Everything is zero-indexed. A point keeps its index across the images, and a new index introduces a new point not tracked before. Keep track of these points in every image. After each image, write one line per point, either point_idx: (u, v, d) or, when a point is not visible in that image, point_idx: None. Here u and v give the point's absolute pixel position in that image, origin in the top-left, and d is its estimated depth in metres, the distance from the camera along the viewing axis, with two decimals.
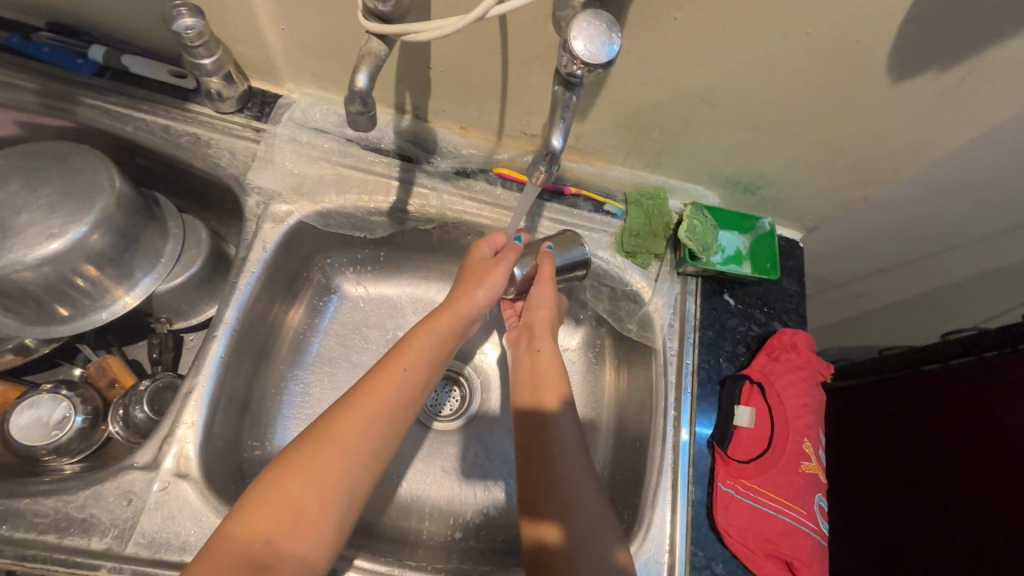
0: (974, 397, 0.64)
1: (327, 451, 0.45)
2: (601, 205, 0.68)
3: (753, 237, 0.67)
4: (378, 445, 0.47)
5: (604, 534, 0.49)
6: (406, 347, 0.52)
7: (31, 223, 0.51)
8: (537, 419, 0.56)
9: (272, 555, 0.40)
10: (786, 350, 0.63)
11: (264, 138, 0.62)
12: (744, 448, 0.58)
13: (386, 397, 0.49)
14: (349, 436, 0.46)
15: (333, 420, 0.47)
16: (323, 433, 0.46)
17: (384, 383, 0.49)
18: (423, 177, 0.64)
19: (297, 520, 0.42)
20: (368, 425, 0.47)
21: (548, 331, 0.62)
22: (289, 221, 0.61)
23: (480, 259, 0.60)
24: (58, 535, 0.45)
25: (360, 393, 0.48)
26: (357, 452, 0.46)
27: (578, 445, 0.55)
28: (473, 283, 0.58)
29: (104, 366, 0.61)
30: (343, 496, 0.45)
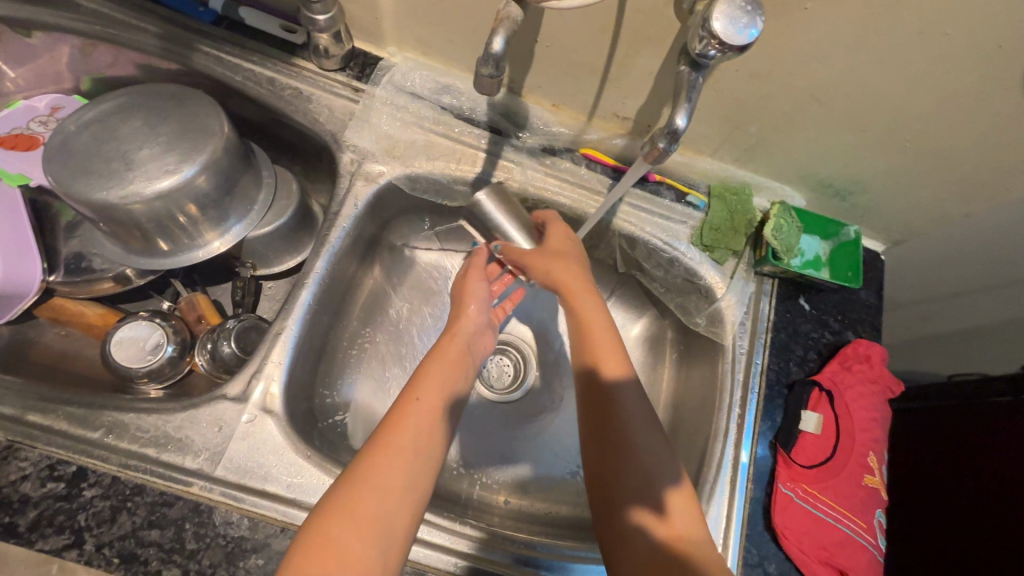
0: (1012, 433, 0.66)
1: (362, 490, 0.44)
2: (683, 195, 0.67)
3: (835, 243, 0.66)
4: (409, 481, 0.46)
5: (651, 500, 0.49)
6: (419, 382, 0.53)
7: (150, 158, 0.54)
8: (602, 396, 0.54)
9: None
10: (859, 361, 0.62)
11: (362, 98, 0.64)
12: (807, 453, 0.58)
13: (407, 434, 0.49)
14: (382, 477, 0.45)
15: (365, 461, 0.46)
16: (357, 475, 0.45)
17: (405, 422, 0.49)
18: (509, 151, 0.65)
19: (344, 567, 0.40)
20: (396, 464, 0.46)
21: (582, 284, 0.60)
22: (380, 181, 0.63)
23: (465, 279, 0.65)
24: (158, 450, 0.48)
25: (383, 433, 0.49)
26: (391, 492, 0.45)
27: (648, 415, 0.53)
28: (460, 301, 0.63)
29: (194, 302, 0.65)
30: (387, 534, 0.43)
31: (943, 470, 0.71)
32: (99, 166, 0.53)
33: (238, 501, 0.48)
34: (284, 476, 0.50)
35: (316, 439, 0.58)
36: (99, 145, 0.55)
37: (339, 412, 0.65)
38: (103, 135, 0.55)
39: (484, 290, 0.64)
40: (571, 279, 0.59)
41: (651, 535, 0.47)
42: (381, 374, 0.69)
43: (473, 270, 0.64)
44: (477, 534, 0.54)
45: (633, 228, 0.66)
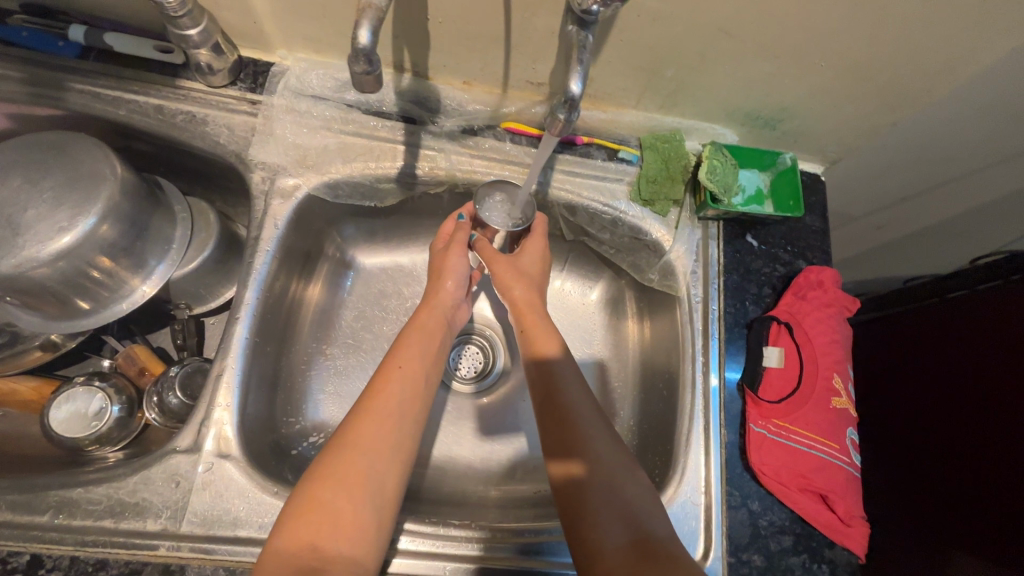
0: (970, 333, 0.67)
1: (352, 454, 0.46)
2: (614, 152, 0.65)
3: (773, 174, 0.65)
4: (395, 442, 0.48)
5: (627, 480, 0.49)
6: (398, 350, 0.54)
7: (39, 218, 0.50)
8: (548, 378, 0.56)
9: (322, 558, 0.41)
10: (813, 288, 0.62)
11: (261, 110, 0.59)
12: (774, 388, 0.58)
13: (393, 397, 0.50)
14: (369, 439, 0.47)
15: (352, 426, 0.48)
16: (346, 440, 0.47)
17: (391, 385, 0.50)
18: (428, 138, 0.62)
19: (336, 524, 0.42)
20: (382, 427, 0.48)
21: (537, 301, 0.61)
22: (297, 195, 0.59)
23: (437, 252, 0.62)
24: (115, 519, 0.46)
25: (371, 397, 0.50)
26: (379, 451, 0.47)
27: (589, 399, 0.55)
28: (438, 277, 0.60)
29: (132, 355, 0.61)
30: (376, 492, 0.45)
31: (928, 386, 0.70)
32: None
33: (210, 553, 0.46)
34: (253, 518, 0.48)
35: (284, 470, 0.56)
36: None
37: (307, 438, 0.63)
38: None
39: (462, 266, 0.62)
40: (527, 301, 0.60)
41: (625, 526, 0.46)
42: (345, 390, 0.67)
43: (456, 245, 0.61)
44: (462, 535, 0.53)
45: (570, 196, 0.64)
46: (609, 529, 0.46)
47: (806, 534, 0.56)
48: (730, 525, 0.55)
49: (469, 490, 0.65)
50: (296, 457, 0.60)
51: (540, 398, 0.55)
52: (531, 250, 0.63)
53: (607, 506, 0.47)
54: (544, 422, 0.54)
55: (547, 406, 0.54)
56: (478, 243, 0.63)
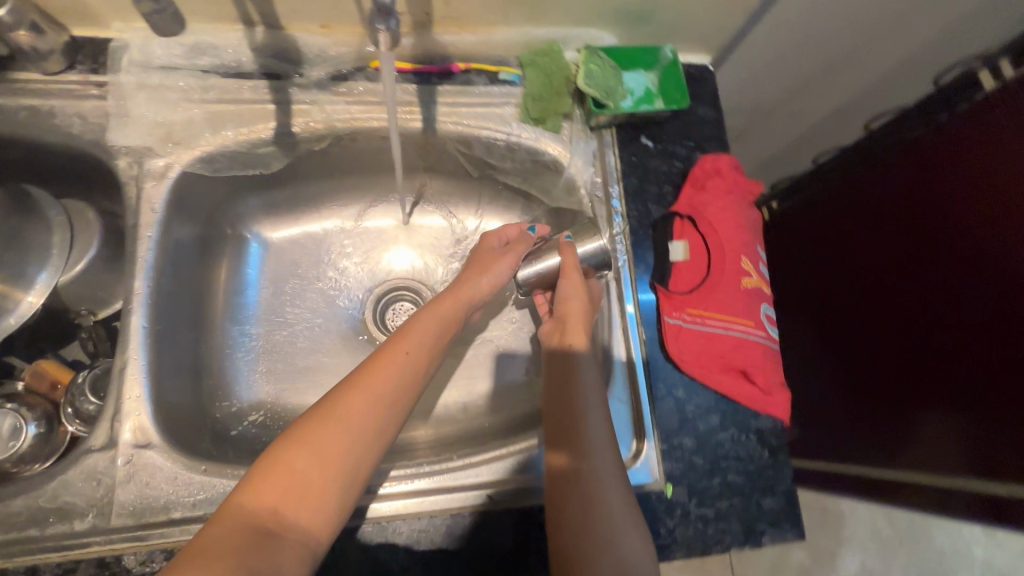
0: (924, 196, 0.69)
1: (332, 426, 0.44)
2: (495, 75, 0.64)
3: (659, 70, 0.64)
4: (374, 434, 0.46)
5: (613, 488, 0.47)
6: (401, 340, 0.51)
7: None
8: (564, 382, 0.54)
9: (280, 524, 0.40)
10: (710, 177, 0.63)
11: (111, 91, 0.56)
12: (684, 280, 0.60)
13: (386, 380, 0.48)
14: (348, 416, 0.45)
15: (339, 397, 0.46)
16: (326, 410, 0.45)
17: (385, 370, 0.48)
18: (298, 92, 0.59)
19: (301, 492, 0.41)
20: (369, 409, 0.46)
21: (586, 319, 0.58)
22: (171, 175, 0.57)
23: (487, 251, 0.63)
24: (40, 527, 0.46)
25: (365, 373, 0.48)
26: (360, 430, 0.45)
27: (606, 415, 0.52)
28: (480, 273, 0.59)
29: (39, 371, 0.60)
30: (347, 470, 0.44)
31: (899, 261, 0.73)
32: None
33: (143, 539, 0.46)
34: (183, 499, 0.48)
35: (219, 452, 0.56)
36: None
37: (244, 419, 0.63)
38: None
39: (509, 270, 0.61)
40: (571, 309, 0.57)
41: (607, 551, 0.44)
42: (276, 366, 0.66)
43: (515, 251, 0.61)
44: (402, 473, 0.53)
45: (459, 128, 0.63)
46: (593, 556, 0.44)
47: (731, 410, 0.58)
48: (660, 415, 0.57)
49: (418, 436, 0.66)
50: (235, 438, 0.60)
51: (552, 398, 0.53)
52: (594, 289, 0.61)
53: (581, 498, 0.47)
54: (553, 410, 0.52)
55: (555, 393, 0.53)
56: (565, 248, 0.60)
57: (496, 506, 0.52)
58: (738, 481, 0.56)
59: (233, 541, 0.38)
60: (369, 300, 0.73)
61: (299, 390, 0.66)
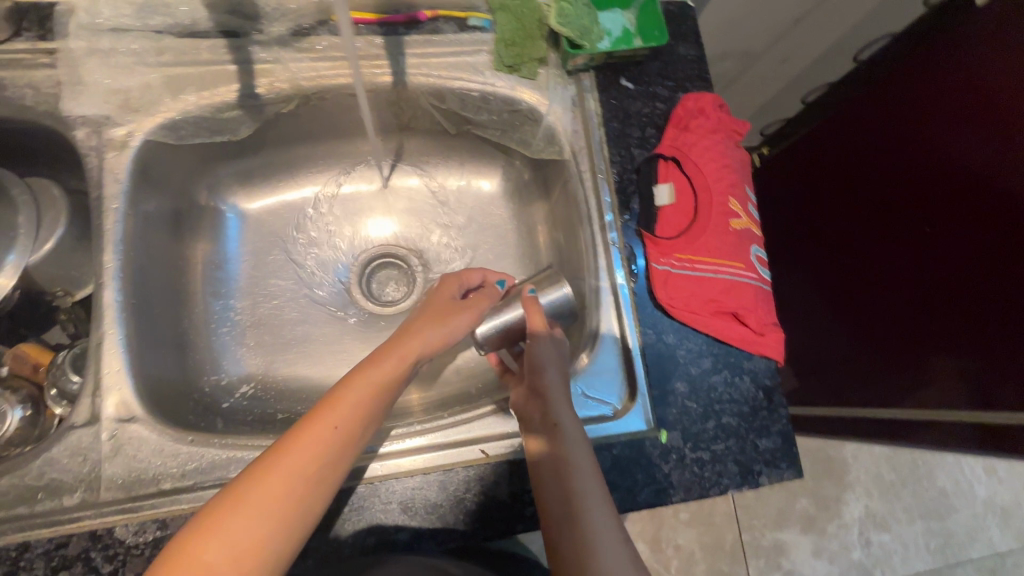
0: (926, 133, 0.68)
1: (240, 517, 0.37)
2: (465, 22, 0.61)
3: (637, 10, 0.60)
4: (293, 522, 0.39)
5: (589, 508, 0.44)
6: (332, 403, 0.44)
7: None
8: (548, 466, 0.47)
9: None
10: (694, 117, 0.61)
11: (61, 59, 0.53)
12: (671, 224, 0.58)
13: (310, 460, 0.40)
14: (264, 501, 0.38)
15: (253, 478, 0.39)
16: (237, 496, 0.38)
17: (310, 441, 0.41)
18: (259, 50, 0.57)
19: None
20: (289, 491, 0.39)
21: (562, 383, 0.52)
22: (133, 143, 0.55)
23: (443, 298, 0.55)
24: (30, 505, 0.45)
25: (287, 449, 0.40)
26: (277, 516, 0.38)
27: (602, 501, 0.45)
28: (432, 325, 0.52)
29: (19, 354, 0.58)
30: (261, 564, 0.37)
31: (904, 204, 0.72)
32: None
33: (134, 510, 0.46)
34: (173, 469, 0.48)
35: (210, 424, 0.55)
36: None
37: (234, 392, 0.62)
38: None
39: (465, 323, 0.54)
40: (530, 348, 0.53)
41: None
42: (262, 339, 0.65)
43: (475, 304, 0.55)
44: (391, 434, 0.53)
45: (431, 81, 0.60)
46: None
47: (724, 353, 0.57)
48: (652, 362, 0.56)
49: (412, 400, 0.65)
50: (226, 410, 0.60)
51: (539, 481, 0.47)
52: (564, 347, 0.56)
53: (558, 524, 0.44)
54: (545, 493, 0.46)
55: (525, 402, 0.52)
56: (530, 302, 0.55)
57: (490, 460, 0.52)
58: (734, 423, 0.55)
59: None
60: (353, 267, 0.71)
61: (287, 361, 0.65)
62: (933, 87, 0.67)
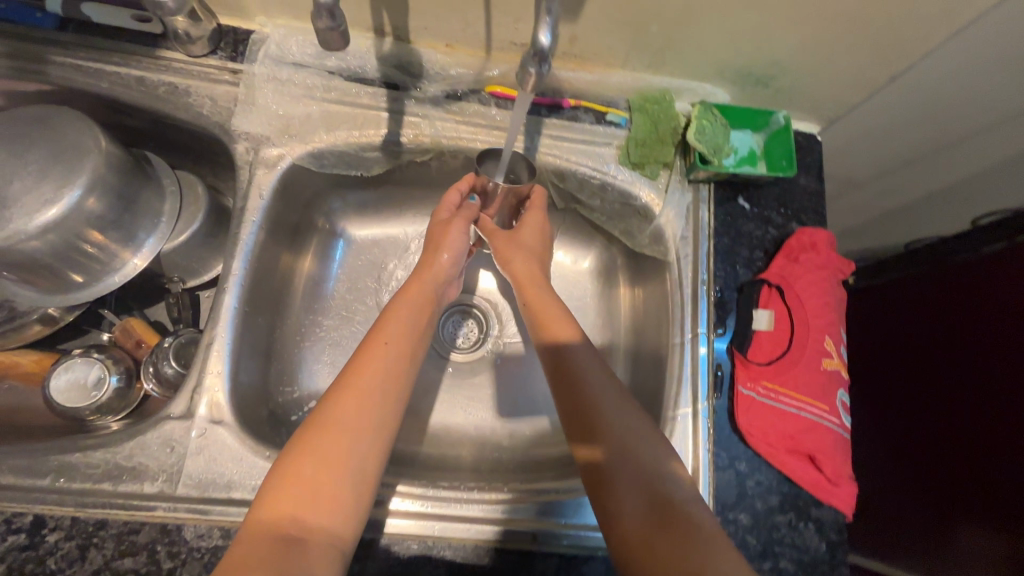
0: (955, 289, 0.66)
1: (332, 427, 0.45)
2: (603, 115, 0.64)
3: (767, 134, 0.63)
4: (377, 419, 0.47)
5: (639, 442, 0.49)
6: (383, 327, 0.53)
7: (24, 190, 0.50)
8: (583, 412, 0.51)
9: (301, 531, 0.40)
10: (805, 250, 0.61)
11: (243, 80, 0.59)
12: (763, 351, 0.58)
13: (373, 374, 0.49)
14: (347, 416, 0.46)
15: (331, 401, 0.47)
16: (319, 419, 0.45)
17: (372, 363, 0.49)
18: (412, 105, 0.61)
19: (317, 495, 0.42)
20: (366, 400, 0.47)
21: (537, 275, 0.62)
22: (282, 165, 0.59)
23: (437, 225, 0.62)
24: (113, 483, 0.48)
25: (351, 374, 0.48)
26: (361, 427, 0.46)
27: (640, 423, 0.50)
28: (435, 251, 0.60)
29: (128, 328, 0.62)
30: (356, 464, 0.44)
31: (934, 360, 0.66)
32: None
33: (205, 513, 0.48)
34: (246, 481, 0.49)
35: (281, 439, 0.57)
36: None
37: (303, 407, 0.64)
38: None
39: (461, 243, 0.62)
40: (539, 293, 0.61)
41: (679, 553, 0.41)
42: (341, 360, 0.68)
43: (462, 216, 0.62)
44: (450, 495, 0.54)
45: (558, 162, 0.63)
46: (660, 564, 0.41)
47: (792, 493, 0.56)
48: (718, 485, 0.56)
49: (465, 456, 0.66)
50: (293, 424, 0.62)
51: (574, 422, 0.52)
52: (531, 225, 0.65)
53: (622, 473, 0.47)
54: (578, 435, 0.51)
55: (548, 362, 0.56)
56: (483, 220, 0.66)
57: (539, 545, 0.52)
58: (791, 570, 0.54)
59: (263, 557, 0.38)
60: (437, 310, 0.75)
61: None
62: (947, 257, 0.69)
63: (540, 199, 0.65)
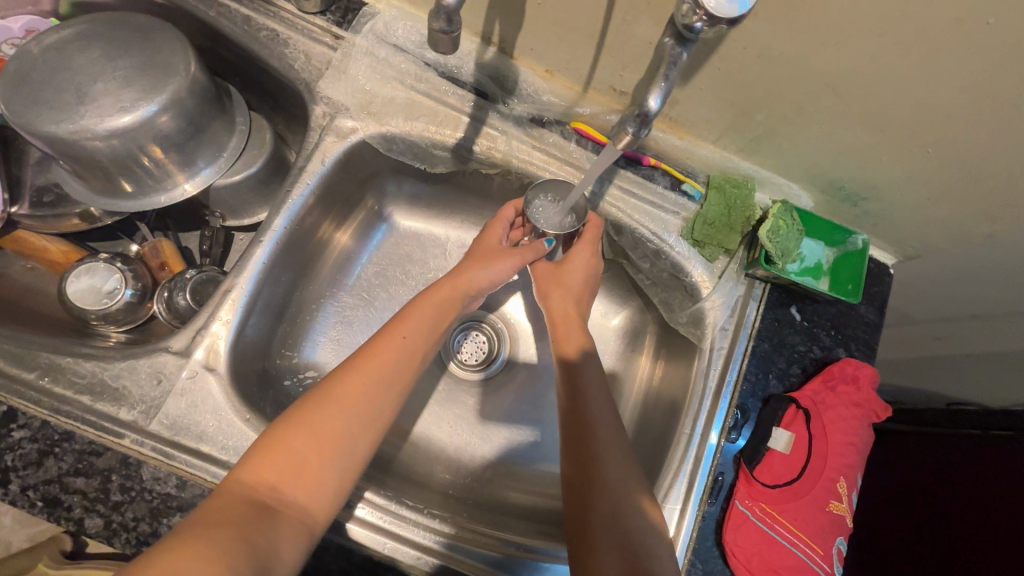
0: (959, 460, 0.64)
1: (333, 407, 0.44)
2: (679, 182, 0.62)
3: (840, 250, 0.61)
4: (377, 410, 0.46)
5: (634, 507, 0.47)
6: (405, 320, 0.52)
7: (106, 93, 0.51)
8: (588, 465, 0.49)
9: (279, 501, 0.39)
10: (844, 382, 0.58)
11: (342, 46, 0.59)
12: (771, 472, 0.55)
13: (383, 365, 0.48)
14: (350, 399, 0.45)
15: (337, 380, 0.46)
16: (318, 397, 0.45)
17: (385, 352, 0.48)
18: (495, 117, 0.60)
19: (302, 470, 0.41)
20: (370, 388, 0.46)
21: (572, 317, 0.60)
22: (352, 138, 0.59)
23: (489, 240, 0.60)
24: (92, 398, 0.47)
25: (362, 359, 0.48)
26: (360, 413, 0.45)
27: (640, 490, 0.48)
28: (473, 262, 0.58)
29: (158, 248, 0.63)
30: (346, 450, 0.43)
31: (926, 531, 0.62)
32: (52, 97, 0.50)
33: (168, 458, 0.47)
34: (218, 437, 0.48)
35: (266, 402, 0.56)
36: (55, 75, 0.51)
37: (296, 375, 0.63)
38: (60, 64, 0.52)
39: (508, 270, 0.59)
40: (572, 328, 0.59)
41: None
42: (346, 340, 0.67)
43: (521, 253, 0.59)
44: (409, 516, 0.51)
45: (620, 215, 0.61)
46: None
47: None
48: None
49: (437, 476, 0.63)
50: (283, 389, 0.61)
51: (575, 470, 0.50)
52: (577, 261, 0.61)
53: (609, 534, 0.45)
54: (576, 487, 0.49)
55: (569, 410, 0.54)
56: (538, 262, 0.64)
57: None
58: None
59: (235, 516, 0.37)
60: None
61: None
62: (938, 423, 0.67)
63: (593, 232, 0.60)
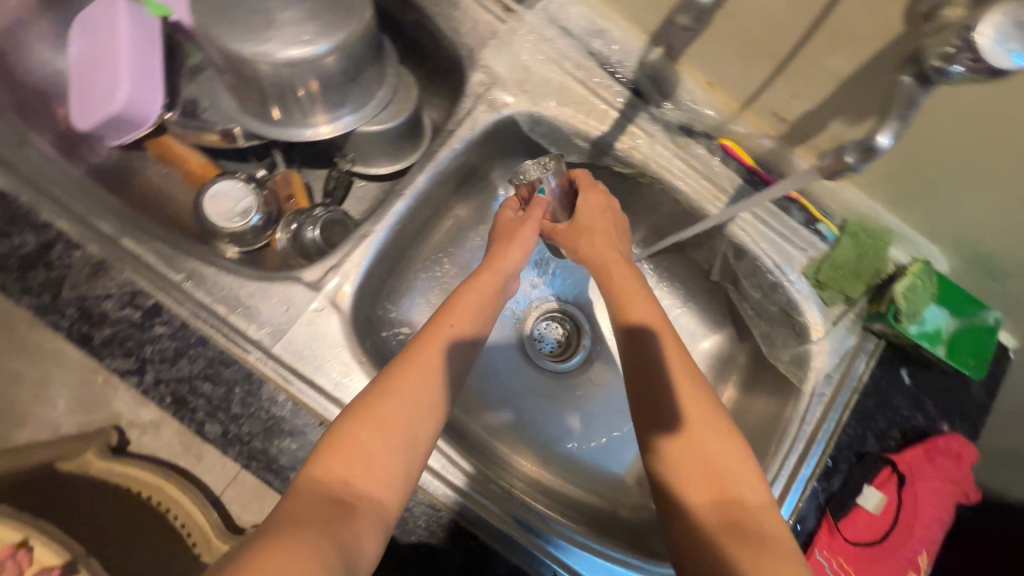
0: None
1: (390, 397, 0.42)
2: (814, 220, 0.61)
3: (962, 324, 0.57)
4: (433, 396, 0.44)
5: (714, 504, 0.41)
6: (452, 309, 0.50)
7: (287, 23, 0.51)
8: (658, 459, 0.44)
9: (353, 497, 0.38)
10: (946, 457, 0.56)
11: (511, 20, 0.60)
12: (856, 529, 0.55)
13: (432, 353, 0.46)
14: (403, 388, 0.43)
15: (390, 370, 0.44)
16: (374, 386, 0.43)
17: (435, 340, 0.46)
18: (645, 118, 0.60)
19: (371, 463, 0.40)
20: (424, 375, 0.44)
21: (623, 264, 0.54)
22: (503, 112, 0.59)
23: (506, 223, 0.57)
24: (227, 310, 0.49)
25: (412, 348, 0.46)
26: (417, 403, 0.43)
27: (718, 480, 0.42)
28: (504, 243, 0.55)
29: (289, 179, 0.64)
30: (410, 440, 0.42)
31: None
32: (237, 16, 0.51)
33: (287, 381, 0.48)
34: (333, 373, 0.49)
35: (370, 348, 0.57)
36: None
37: (393, 328, 0.64)
38: None
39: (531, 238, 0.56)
40: (634, 292, 0.51)
41: None
42: None
43: (534, 217, 0.56)
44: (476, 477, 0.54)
45: (746, 241, 0.60)
46: None
47: None
48: None
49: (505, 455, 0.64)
50: (381, 339, 0.62)
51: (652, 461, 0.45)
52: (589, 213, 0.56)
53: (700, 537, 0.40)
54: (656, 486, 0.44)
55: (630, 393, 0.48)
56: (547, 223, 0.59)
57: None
58: None
59: (315, 514, 0.36)
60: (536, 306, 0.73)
61: None
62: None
63: (586, 180, 0.58)
